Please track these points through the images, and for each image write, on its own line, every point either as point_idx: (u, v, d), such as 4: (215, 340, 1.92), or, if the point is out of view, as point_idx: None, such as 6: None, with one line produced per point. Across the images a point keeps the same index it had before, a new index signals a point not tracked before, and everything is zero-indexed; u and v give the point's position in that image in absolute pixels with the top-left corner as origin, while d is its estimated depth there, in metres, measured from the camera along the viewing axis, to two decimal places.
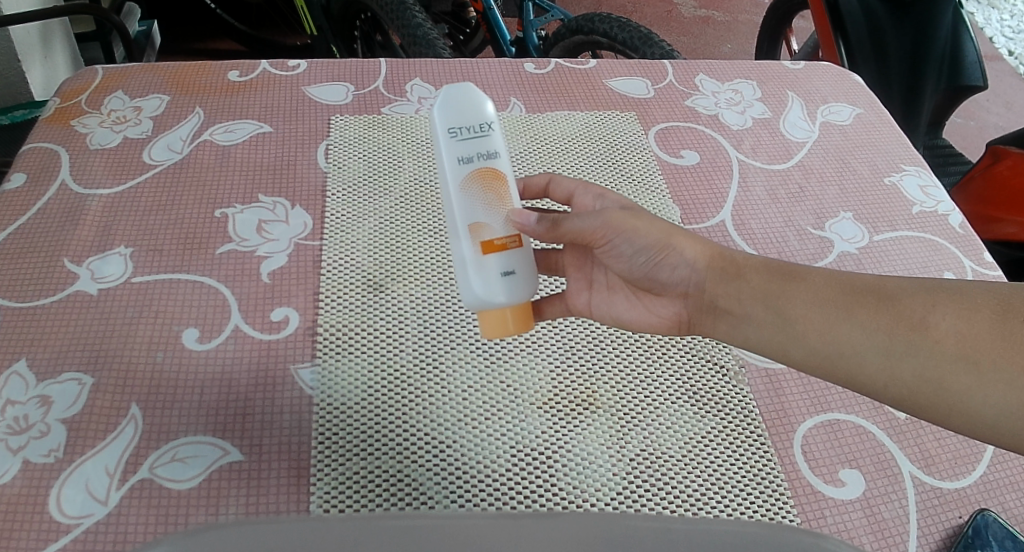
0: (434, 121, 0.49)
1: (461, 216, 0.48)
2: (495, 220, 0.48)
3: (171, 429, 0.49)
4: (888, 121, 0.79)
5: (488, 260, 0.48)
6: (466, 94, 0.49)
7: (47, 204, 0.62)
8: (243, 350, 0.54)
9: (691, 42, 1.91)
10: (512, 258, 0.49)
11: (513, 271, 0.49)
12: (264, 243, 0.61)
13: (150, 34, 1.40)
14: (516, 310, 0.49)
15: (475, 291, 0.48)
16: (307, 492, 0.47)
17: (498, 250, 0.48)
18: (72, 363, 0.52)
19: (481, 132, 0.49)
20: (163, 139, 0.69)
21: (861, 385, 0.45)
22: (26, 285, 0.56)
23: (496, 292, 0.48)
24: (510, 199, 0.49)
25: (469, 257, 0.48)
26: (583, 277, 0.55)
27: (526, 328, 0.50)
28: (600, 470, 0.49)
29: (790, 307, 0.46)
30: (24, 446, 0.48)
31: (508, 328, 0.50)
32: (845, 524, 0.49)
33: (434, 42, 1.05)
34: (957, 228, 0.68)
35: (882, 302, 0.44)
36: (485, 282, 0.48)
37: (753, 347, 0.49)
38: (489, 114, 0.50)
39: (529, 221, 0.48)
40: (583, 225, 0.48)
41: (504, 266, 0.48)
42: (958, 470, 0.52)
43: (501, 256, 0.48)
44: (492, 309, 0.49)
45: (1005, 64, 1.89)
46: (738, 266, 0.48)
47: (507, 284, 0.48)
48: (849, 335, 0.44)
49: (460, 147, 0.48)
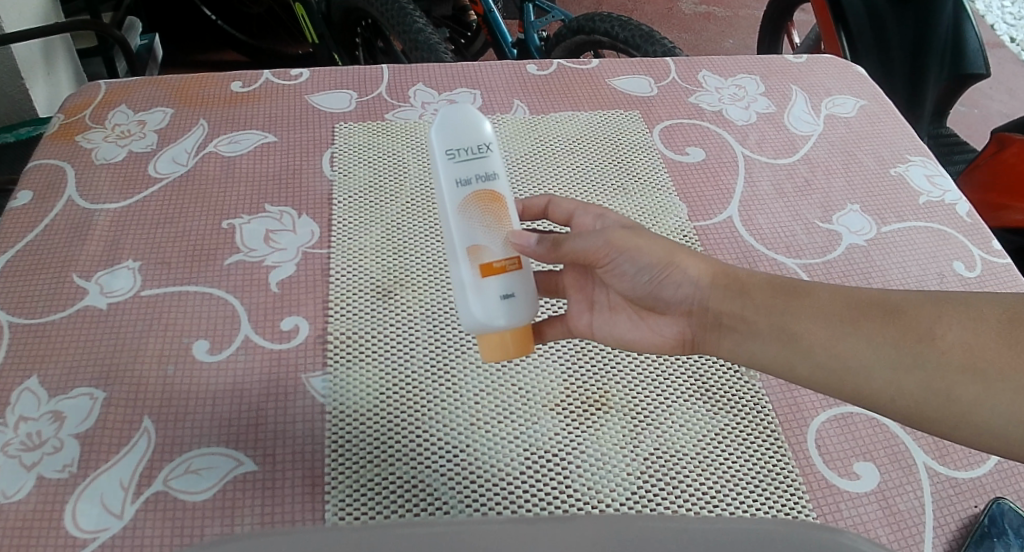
0: (432, 144, 0.49)
1: (460, 239, 0.48)
2: (493, 243, 0.48)
3: (184, 442, 0.49)
4: (893, 112, 0.78)
5: (488, 283, 0.48)
6: (464, 113, 0.49)
7: (55, 220, 0.62)
8: (254, 360, 0.54)
9: (693, 39, 1.91)
10: (512, 280, 0.48)
11: (513, 293, 0.48)
12: (273, 253, 0.61)
13: (151, 47, 1.40)
14: (516, 333, 0.49)
15: (475, 314, 0.48)
16: (322, 500, 0.47)
17: (497, 273, 0.48)
18: (83, 379, 0.52)
19: (480, 153, 0.49)
20: (168, 152, 0.69)
21: (868, 399, 0.45)
22: (36, 301, 0.56)
23: (496, 317, 0.48)
24: (508, 220, 0.49)
25: (468, 281, 0.48)
26: (584, 298, 0.55)
27: (528, 350, 0.50)
28: (614, 471, 0.49)
29: (796, 322, 0.46)
30: (38, 462, 0.48)
31: (508, 352, 0.50)
32: (861, 517, 0.48)
33: (436, 46, 1.05)
34: (965, 217, 0.68)
35: (888, 316, 0.44)
36: (486, 305, 0.48)
37: (759, 365, 0.48)
38: (487, 135, 0.49)
39: (529, 243, 0.48)
40: (584, 245, 0.48)
41: (504, 289, 0.48)
42: (973, 460, 0.52)
43: (501, 279, 0.48)
44: (491, 332, 0.49)
45: (1007, 52, 1.88)
46: (742, 282, 0.48)
47: (506, 309, 0.48)
48: (855, 350, 0.44)
49: (459, 169, 0.48)
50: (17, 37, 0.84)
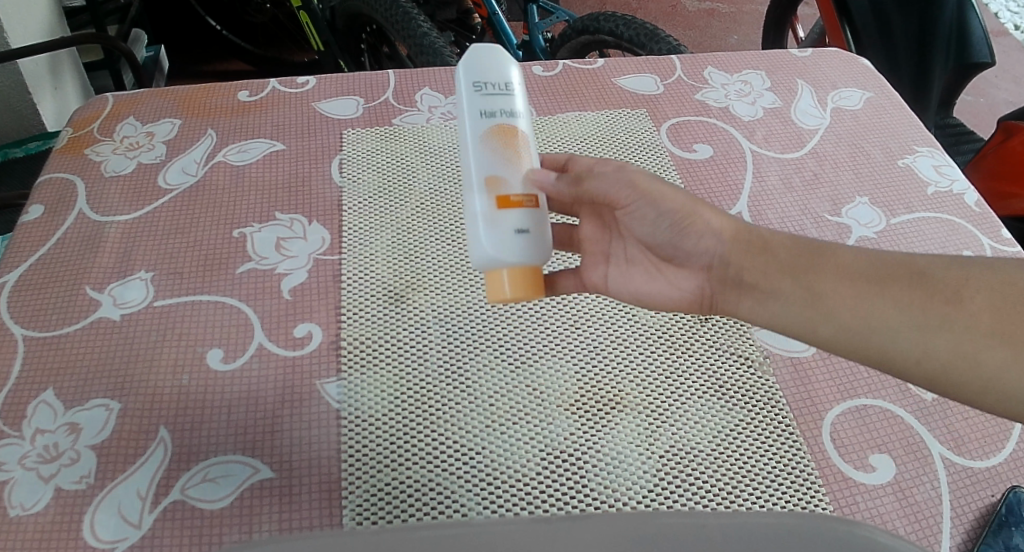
0: (456, 77, 0.51)
1: (478, 168, 0.49)
2: (511, 175, 0.49)
3: (200, 451, 0.49)
4: (898, 103, 0.78)
5: (502, 215, 0.48)
6: (491, 54, 0.52)
7: (66, 233, 0.62)
8: (268, 368, 0.54)
9: (698, 36, 1.91)
10: (528, 217, 0.49)
11: (527, 230, 0.49)
12: (284, 260, 0.61)
13: (157, 58, 1.42)
14: (525, 273, 0.49)
15: (484, 247, 0.48)
16: (339, 506, 0.47)
17: (511, 205, 0.49)
18: (100, 390, 0.52)
19: (504, 90, 0.51)
20: (178, 162, 0.69)
21: (894, 363, 0.44)
22: (50, 315, 0.56)
23: (507, 251, 0.48)
24: (528, 158, 0.50)
25: (482, 212, 0.48)
26: (598, 252, 0.55)
27: (535, 294, 0.49)
28: (630, 469, 0.49)
29: (820, 283, 0.46)
30: (56, 474, 0.48)
31: (509, 293, 0.49)
32: (878, 509, 0.48)
33: (442, 50, 1.05)
34: (973, 206, 0.68)
35: (914, 278, 0.44)
36: (496, 239, 0.48)
37: (778, 325, 0.48)
38: (512, 77, 0.52)
39: (548, 180, 0.49)
40: (606, 187, 0.49)
41: (519, 224, 0.49)
42: (988, 449, 0.52)
43: (516, 212, 0.49)
44: (501, 268, 0.49)
45: (1011, 40, 1.88)
46: (764, 241, 0.48)
47: (518, 247, 0.49)
48: (880, 312, 0.44)
49: (482, 101, 0.50)
50: (24, 52, 0.84)
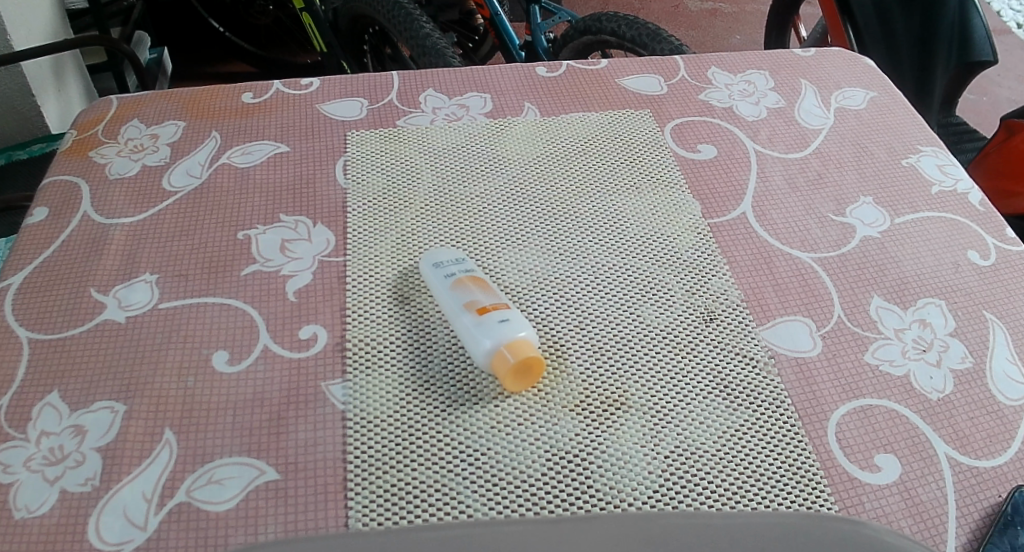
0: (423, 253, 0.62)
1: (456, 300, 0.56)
2: (483, 294, 0.55)
3: (208, 452, 0.50)
4: (901, 102, 0.79)
5: (486, 318, 0.53)
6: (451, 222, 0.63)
7: (71, 235, 0.62)
8: (274, 370, 0.54)
9: (700, 35, 1.91)
10: (507, 312, 0.54)
11: (510, 320, 0.54)
12: (288, 262, 0.61)
13: (161, 60, 1.42)
14: (518, 349, 0.52)
15: (481, 343, 0.53)
16: (345, 508, 0.47)
17: (491, 309, 0.54)
18: (105, 392, 0.52)
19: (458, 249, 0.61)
20: (182, 164, 0.69)
21: None
22: (56, 316, 0.57)
23: (496, 336, 0.53)
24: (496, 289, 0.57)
25: (470, 324, 0.54)
26: None
27: (532, 364, 0.52)
28: (635, 470, 0.49)
29: None
30: (61, 476, 0.48)
31: (509, 362, 0.52)
32: (884, 508, 0.48)
33: (444, 51, 1.05)
34: (978, 205, 0.68)
35: None
36: (489, 335, 0.53)
37: None
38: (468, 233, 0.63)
39: None
40: None
41: (500, 315, 0.54)
42: (993, 448, 0.52)
43: (495, 310, 0.54)
44: (497, 354, 0.52)
45: (1014, 38, 1.88)
46: None
47: (506, 331, 0.53)
48: None
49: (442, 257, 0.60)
50: (28, 54, 0.84)
